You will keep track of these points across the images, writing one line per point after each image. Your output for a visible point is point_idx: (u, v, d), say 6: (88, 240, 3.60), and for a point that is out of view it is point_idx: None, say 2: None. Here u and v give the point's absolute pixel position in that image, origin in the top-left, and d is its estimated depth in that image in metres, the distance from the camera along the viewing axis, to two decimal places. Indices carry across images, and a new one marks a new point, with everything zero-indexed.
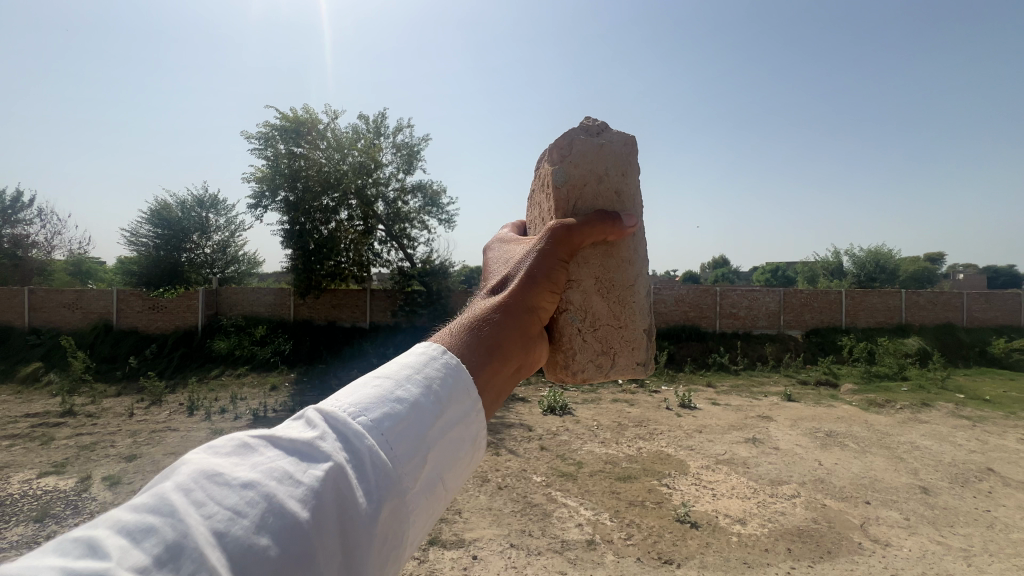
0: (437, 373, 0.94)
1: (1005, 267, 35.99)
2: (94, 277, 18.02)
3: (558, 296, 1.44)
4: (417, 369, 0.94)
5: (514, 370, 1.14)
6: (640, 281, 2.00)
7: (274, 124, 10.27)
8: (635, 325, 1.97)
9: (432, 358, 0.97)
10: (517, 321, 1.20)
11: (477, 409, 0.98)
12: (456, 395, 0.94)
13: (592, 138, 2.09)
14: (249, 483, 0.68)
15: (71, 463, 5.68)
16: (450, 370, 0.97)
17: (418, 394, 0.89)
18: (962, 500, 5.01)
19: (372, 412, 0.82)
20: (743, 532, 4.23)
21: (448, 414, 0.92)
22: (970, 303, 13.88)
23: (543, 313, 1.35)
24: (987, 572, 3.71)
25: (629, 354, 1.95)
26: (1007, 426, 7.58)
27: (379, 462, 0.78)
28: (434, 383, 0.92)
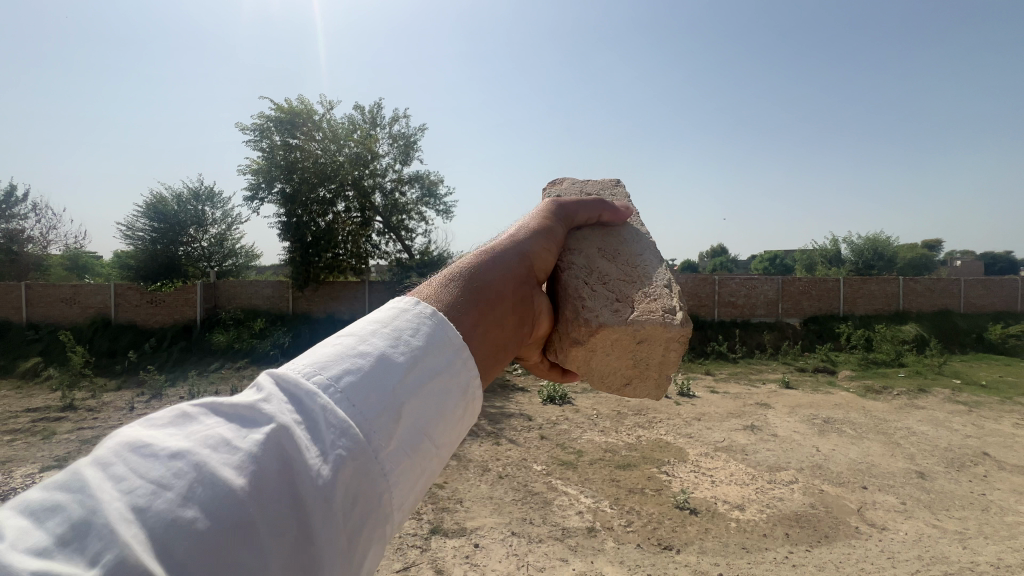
0: (411, 323, 0.88)
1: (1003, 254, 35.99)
2: (91, 272, 17.96)
3: (548, 251, 1.42)
4: (387, 324, 0.86)
5: (500, 312, 1.09)
6: (647, 255, 1.93)
7: (268, 115, 10.16)
8: (653, 281, 1.82)
9: (404, 307, 0.91)
10: (499, 264, 1.18)
11: (462, 357, 0.89)
12: (434, 345, 0.86)
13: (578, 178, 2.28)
14: (178, 453, 0.61)
15: (74, 457, 5.70)
16: (423, 320, 0.89)
17: (385, 347, 0.80)
18: (958, 484, 5.07)
19: (331, 370, 0.73)
20: (741, 518, 4.27)
21: (426, 365, 0.83)
22: (967, 290, 13.93)
23: (532, 261, 1.32)
24: (981, 553, 3.76)
25: (650, 303, 1.72)
26: (1002, 410, 7.65)
27: (338, 418, 0.69)
28: (406, 336, 0.84)
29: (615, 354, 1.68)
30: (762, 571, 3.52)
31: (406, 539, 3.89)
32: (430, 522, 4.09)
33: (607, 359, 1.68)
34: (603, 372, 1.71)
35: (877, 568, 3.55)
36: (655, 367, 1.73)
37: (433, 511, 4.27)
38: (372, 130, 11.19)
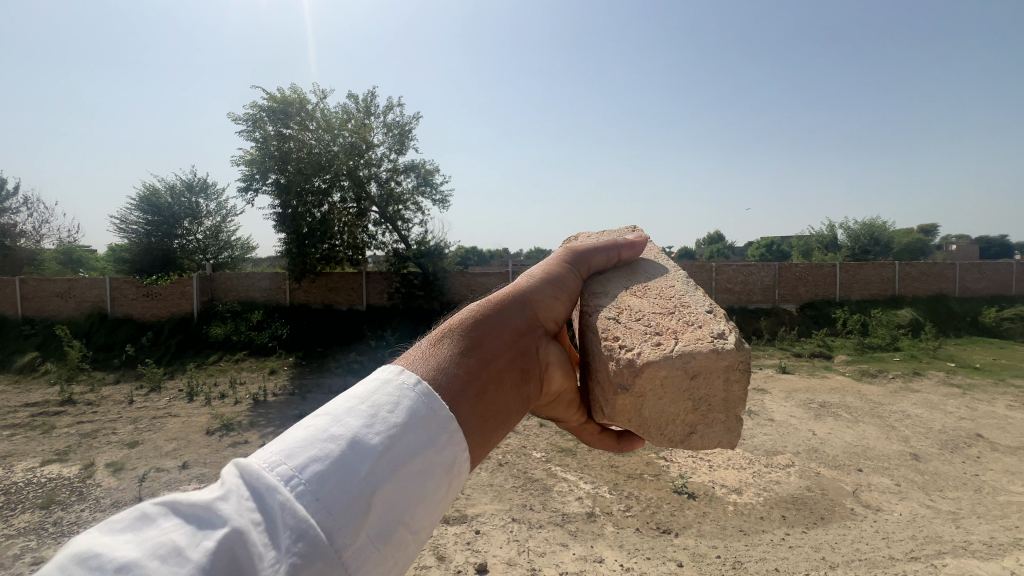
0: (392, 398, 0.78)
1: (998, 238, 36.00)
2: (85, 266, 17.85)
3: (555, 296, 1.34)
4: (365, 398, 0.78)
5: (498, 369, 1.02)
6: (682, 287, 1.74)
7: (261, 104, 9.97)
8: (693, 309, 1.59)
9: (388, 376, 0.82)
10: (498, 312, 1.13)
11: (448, 430, 0.80)
12: (416, 422, 0.77)
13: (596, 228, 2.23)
14: (126, 566, 0.56)
15: (74, 450, 5.72)
16: (404, 393, 0.80)
17: (359, 425, 0.73)
18: (951, 466, 5.14)
19: (295, 460, 0.67)
20: (738, 501, 4.33)
21: (405, 442, 0.74)
22: (962, 274, 14.00)
23: (536, 311, 1.25)
24: (974, 532, 3.82)
25: (690, 331, 1.46)
26: (996, 392, 7.74)
27: (297, 517, 0.63)
28: (384, 412, 0.76)
29: (669, 397, 1.37)
30: (759, 553, 3.57)
31: None
32: None
33: (660, 407, 1.39)
34: (659, 425, 1.41)
35: (872, 548, 3.61)
36: (721, 408, 1.39)
37: None
38: (367, 119, 11.09)
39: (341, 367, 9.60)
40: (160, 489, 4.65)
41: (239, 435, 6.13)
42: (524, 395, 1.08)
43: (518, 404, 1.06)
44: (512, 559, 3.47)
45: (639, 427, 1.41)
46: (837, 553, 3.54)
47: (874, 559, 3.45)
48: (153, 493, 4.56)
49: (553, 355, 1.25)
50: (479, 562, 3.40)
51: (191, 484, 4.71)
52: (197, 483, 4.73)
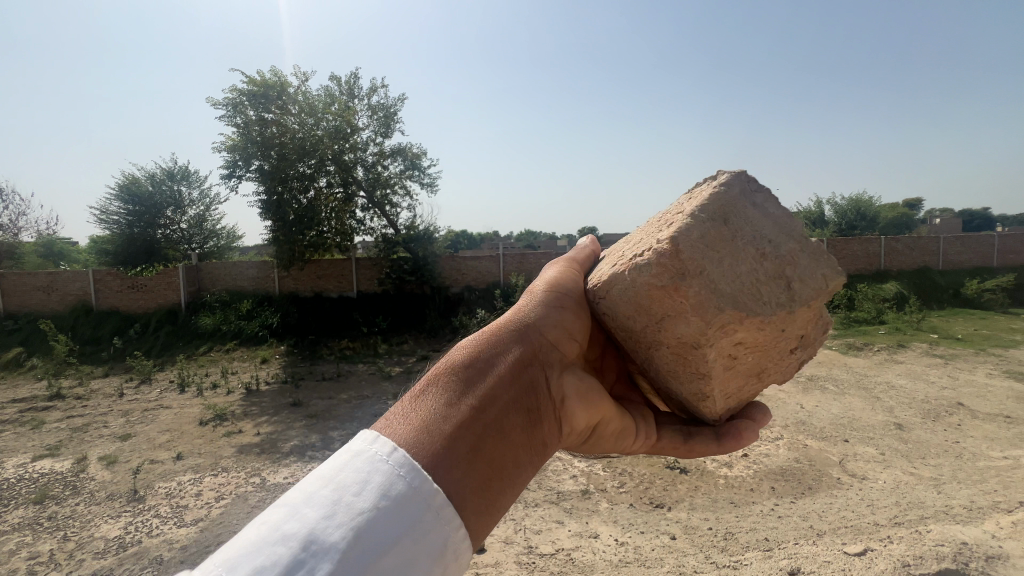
0: (361, 477, 0.81)
1: (979, 211, 36.52)
2: (67, 258, 17.44)
3: (556, 314, 1.29)
4: (331, 481, 0.81)
5: (499, 416, 1.00)
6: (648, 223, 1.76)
7: (241, 88, 9.71)
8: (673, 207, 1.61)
9: (358, 452, 0.85)
10: (494, 347, 1.11)
11: (425, 510, 0.81)
12: (389, 503, 0.79)
13: None
14: None
15: (66, 445, 5.68)
16: (375, 468, 0.83)
17: (317, 519, 0.76)
18: (934, 434, 5.29)
19: (240, 570, 0.70)
20: (729, 474, 4.43)
21: (372, 531, 0.76)
22: (946, 247, 14.22)
23: (540, 337, 1.20)
24: (955, 497, 3.96)
25: (689, 205, 1.42)
26: (977, 362, 7.94)
27: None
28: (350, 496, 0.79)
29: (727, 254, 1.31)
30: (749, 523, 3.67)
31: None
32: None
33: (731, 274, 1.30)
34: (753, 297, 1.28)
35: (858, 515, 3.72)
36: (783, 236, 1.39)
37: None
38: (350, 102, 10.85)
39: (334, 354, 9.59)
40: (155, 480, 4.65)
41: (233, 424, 6.11)
42: (531, 441, 1.06)
43: (526, 454, 1.04)
44: (508, 538, 3.53)
45: (742, 307, 1.25)
46: (823, 521, 3.65)
47: (859, 525, 3.56)
48: (148, 485, 4.55)
49: (569, 387, 1.19)
50: None
51: (187, 475, 4.70)
52: (192, 474, 4.72)
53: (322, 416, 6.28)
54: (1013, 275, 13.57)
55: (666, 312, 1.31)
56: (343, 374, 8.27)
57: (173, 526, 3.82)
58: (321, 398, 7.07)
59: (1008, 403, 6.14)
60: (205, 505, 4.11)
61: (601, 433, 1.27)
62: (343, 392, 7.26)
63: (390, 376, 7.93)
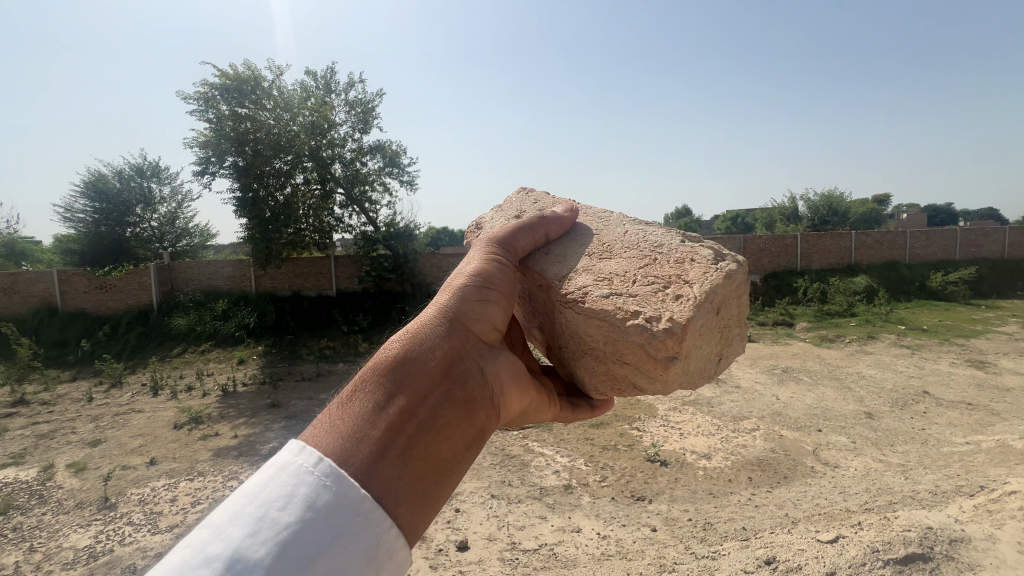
0: (286, 490, 0.81)
1: (943, 205, 37.78)
2: (29, 259, 16.71)
3: (488, 300, 1.32)
4: (255, 499, 0.80)
5: (430, 414, 1.02)
6: (630, 240, 1.81)
7: (213, 82, 9.42)
8: (670, 254, 1.67)
9: (282, 465, 0.85)
10: (420, 344, 1.11)
11: (358, 517, 0.81)
12: (315, 514, 0.79)
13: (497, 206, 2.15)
14: None
15: (31, 452, 5.47)
16: (301, 479, 0.82)
17: (243, 537, 0.76)
18: (902, 421, 5.49)
19: None
20: (708, 466, 4.52)
21: (300, 541, 0.76)
22: (912, 241, 14.74)
23: (470, 325, 1.24)
24: (920, 482, 4.12)
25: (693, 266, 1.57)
26: (941, 351, 8.27)
27: None
28: (275, 511, 0.79)
29: (704, 342, 1.47)
30: (727, 514, 3.76)
31: None
32: None
33: (699, 358, 1.49)
34: (701, 375, 1.53)
35: (830, 502, 3.84)
36: (735, 324, 1.60)
37: None
38: (327, 97, 10.64)
39: (313, 353, 9.45)
40: (127, 487, 4.51)
41: (209, 427, 5.97)
42: (467, 429, 1.09)
43: (465, 442, 1.07)
44: (491, 535, 3.54)
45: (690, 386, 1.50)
46: (798, 509, 3.75)
47: (831, 512, 3.68)
48: (119, 492, 4.41)
49: (500, 371, 1.24)
50: (460, 539, 3.45)
51: (160, 481, 4.57)
52: (166, 479, 4.60)
53: (301, 417, 6.17)
54: (975, 269, 14.13)
55: (631, 364, 1.50)
56: (323, 373, 8.15)
57: (146, 533, 3.71)
58: (300, 398, 6.95)
59: (970, 390, 6.42)
60: (180, 510, 4.01)
61: (529, 411, 1.42)
62: (323, 392, 7.15)
63: None
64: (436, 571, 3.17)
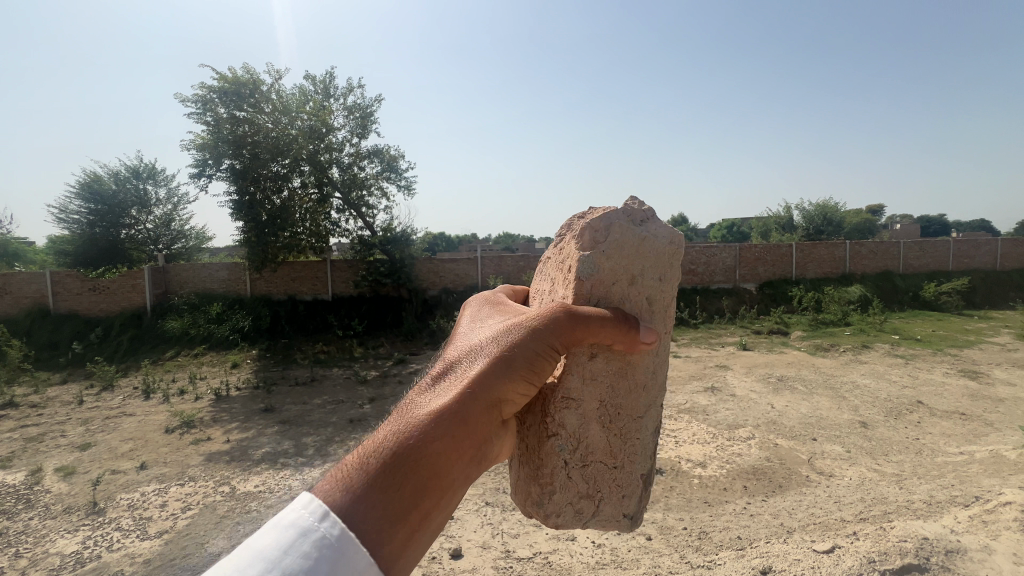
0: (306, 563, 0.82)
1: (935, 217, 38.10)
2: (21, 259, 16.54)
3: (528, 386, 1.39)
4: (274, 568, 0.82)
5: (455, 494, 1.09)
6: (650, 414, 1.92)
7: (211, 85, 9.41)
8: (632, 469, 1.89)
9: (303, 534, 0.85)
10: (469, 423, 1.15)
11: None
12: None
13: (634, 227, 1.87)
14: None
15: (18, 456, 5.39)
16: (321, 554, 0.84)
17: None
18: (896, 431, 5.50)
19: None
20: (703, 474, 4.51)
21: None
22: (906, 252, 14.85)
23: (503, 405, 1.31)
24: (915, 492, 4.12)
25: (619, 502, 1.87)
26: (935, 362, 8.31)
27: None
28: None
29: None
30: (722, 522, 3.75)
31: None
32: None
33: None
34: None
35: (825, 512, 3.83)
36: None
37: None
38: (326, 101, 10.66)
39: (308, 358, 9.40)
40: (116, 491, 4.44)
41: (201, 432, 5.91)
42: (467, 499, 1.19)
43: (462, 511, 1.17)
44: (485, 542, 3.51)
45: None
46: (793, 519, 3.74)
47: (827, 522, 3.68)
48: (109, 497, 4.35)
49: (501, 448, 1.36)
50: (454, 547, 3.42)
51: (151, 485, 4.52)
52: (156, 484, 4.54)
53: (295, 421, 6.13)
54: (967, 279, 14.25)
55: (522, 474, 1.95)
56: (317, 378, 8.10)
57: (135, 539, 3.66)
58: (294, 403, 6.90)
59: (963, 400, 6.44)
60: (170, 516, 3.96)
61: None
62: (317, 397, 7.11)
63: (365, 381, 7.81)
64: None
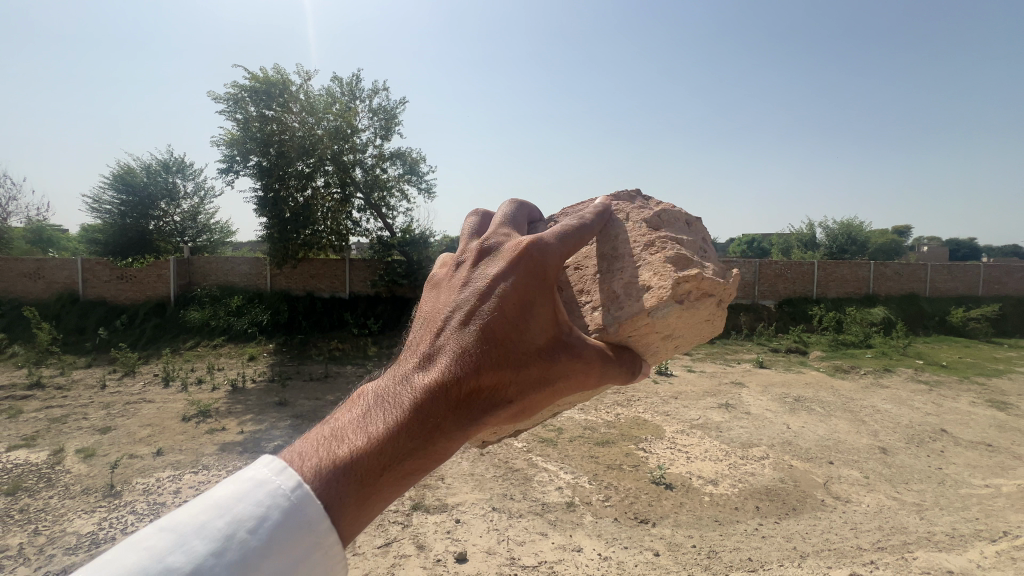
0: (258, 512, 0.76)
1: (964, 240, 36.98)
2: (55, 246, 17.07)
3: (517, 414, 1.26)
4: (225, 515, 0.76)
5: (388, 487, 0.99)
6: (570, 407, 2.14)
7: (243, 84, 9.63)
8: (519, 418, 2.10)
9: (262, 484, 0.79)
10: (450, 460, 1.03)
11: (322, 553, 0.78)
12: (284, 542, 0.75)
13: (717, 299, 1.83)
14: None
15: (43, 435, 5.57)
16: (274, 503, 0.77)
17: (218, 536, 0.74)
18: (917, 459, 5.32)
19: None
20: (714, 492, 4.43)
21: (274, 560, 0.74)
22: (932, 275, 14.44)
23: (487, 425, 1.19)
24: (936, 524, 3.98)
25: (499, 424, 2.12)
26: (960, 390, 8.03)
27: None
28: (245, 531, 0.74)
29: None
30: (733, 543, 3.66)
31: (388, 515, 3.92)
32: (412, 499, 4.14)
33: None
34: None
35: (841, 538, 3.73)
36: None
37: (415, 488, 4.32)
38: (351, 103, 10.85)
39: (322, 354, 9.53)
40: (133, 476, 4.55)
41: (216, 422, 6.02)
42: None
43: None
44: (491, 548, 3.49)
45: None
46: (807, 543, 3.65)
47: (842, 548, 3.59)
48: (126, 480, 4.45)
49: None
50: (459, 551, 3.42)
51: (166, 471, 4.61)
52: (171, 470, 4.64)
53: (308, 416, 6.21)
54: (997, 306, 13.81)
55: None
56: (331, 375, 8.19)
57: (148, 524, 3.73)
58: (307, 398, 6.99)
59: (989, 431, 6.22)
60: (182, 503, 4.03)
61: None
62: (330, 393, 7.19)
63: None
64: None
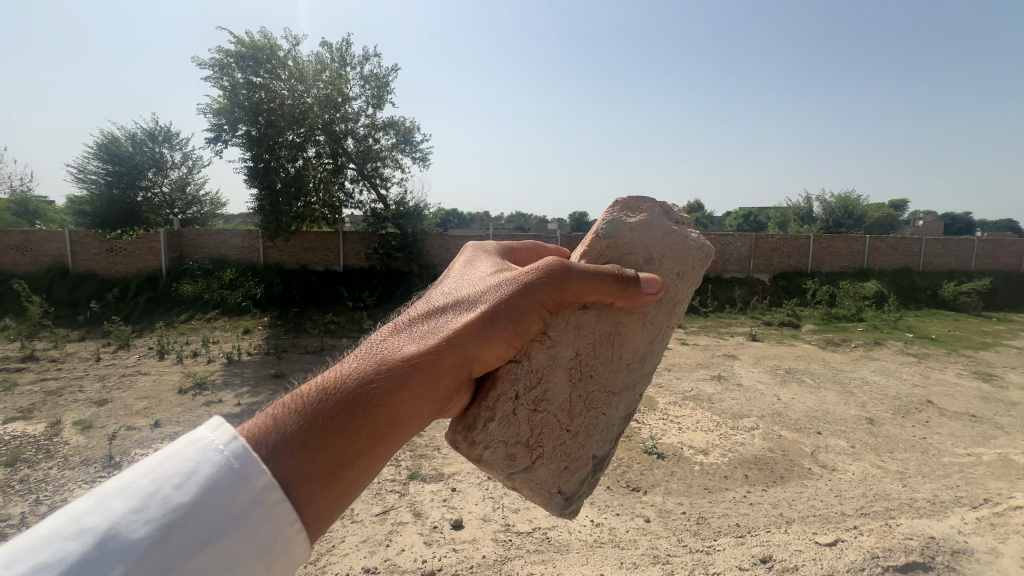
0: (187, 467, 0.74)
1: (960, 214, 36.94)
2: (42, 218, 16.74)
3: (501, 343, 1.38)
4: (149, 474, 0.73)
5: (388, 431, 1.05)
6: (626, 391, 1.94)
7: (228, 49, 9.30)
8: (574, 424, 1.86)
9: (189, 443, 0.77)
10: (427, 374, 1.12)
11: (257, 504, 0.76)
12: (215, 496, 0.73)
13: (661, 215, 2.10)
14: None
15: (39, 408, 5.59)
16: (205, 459, 0.76)
17: (139, 493, 0.71)
18: (902, 429, 5.45)
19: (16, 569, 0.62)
20: (705, 461, 4.52)
21: (203, 515, 0.72)
22: (927, 249, 14.47)
23: (474, 361, 1.31)
24: (918, 490, 4.10)
25: (556, 445, 1.82)
26: (947, 362, 8.17)
27: None
28: (170, 488, 0.72)
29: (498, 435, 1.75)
30: (722, 509, 3.77)
31: (385, 485, 3.99)
32: (409, 468, 4.21)
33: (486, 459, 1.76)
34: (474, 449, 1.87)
35: (826, 504, 3.84)
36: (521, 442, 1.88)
37: (412, 458, 4.40)
38: (342, 70, 10.52)
39: (317, 327, 9.53)
40: (131, 447, 4.59)
41: (213, 394, 6.05)
42: None
43: None
44: (487, 515, 3.58)
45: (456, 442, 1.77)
46: (793, 509, 3.76)
47: (827, 515, 3.69)
48: (124, 451, 4.50)
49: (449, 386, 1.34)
50: (455, 518, 3.50)
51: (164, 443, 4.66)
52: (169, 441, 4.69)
53: None
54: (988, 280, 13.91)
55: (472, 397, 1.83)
56: (327, 347, 8.21)
57: None
58: (303, 371, 7.03)
59: (974, 402, 6.35)
60: None
61: None
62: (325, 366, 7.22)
63: None
64: (430, 548, 3.21)
